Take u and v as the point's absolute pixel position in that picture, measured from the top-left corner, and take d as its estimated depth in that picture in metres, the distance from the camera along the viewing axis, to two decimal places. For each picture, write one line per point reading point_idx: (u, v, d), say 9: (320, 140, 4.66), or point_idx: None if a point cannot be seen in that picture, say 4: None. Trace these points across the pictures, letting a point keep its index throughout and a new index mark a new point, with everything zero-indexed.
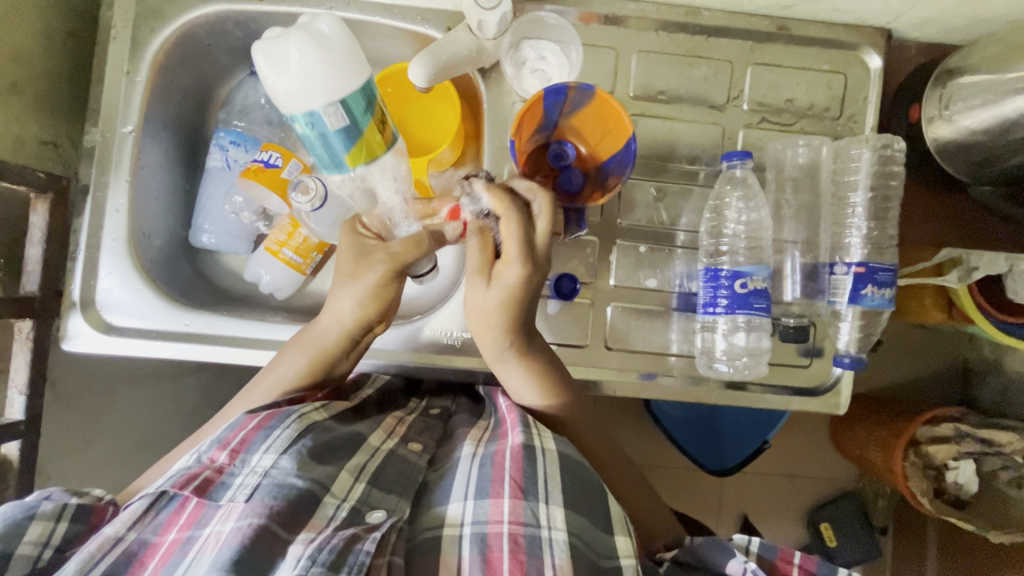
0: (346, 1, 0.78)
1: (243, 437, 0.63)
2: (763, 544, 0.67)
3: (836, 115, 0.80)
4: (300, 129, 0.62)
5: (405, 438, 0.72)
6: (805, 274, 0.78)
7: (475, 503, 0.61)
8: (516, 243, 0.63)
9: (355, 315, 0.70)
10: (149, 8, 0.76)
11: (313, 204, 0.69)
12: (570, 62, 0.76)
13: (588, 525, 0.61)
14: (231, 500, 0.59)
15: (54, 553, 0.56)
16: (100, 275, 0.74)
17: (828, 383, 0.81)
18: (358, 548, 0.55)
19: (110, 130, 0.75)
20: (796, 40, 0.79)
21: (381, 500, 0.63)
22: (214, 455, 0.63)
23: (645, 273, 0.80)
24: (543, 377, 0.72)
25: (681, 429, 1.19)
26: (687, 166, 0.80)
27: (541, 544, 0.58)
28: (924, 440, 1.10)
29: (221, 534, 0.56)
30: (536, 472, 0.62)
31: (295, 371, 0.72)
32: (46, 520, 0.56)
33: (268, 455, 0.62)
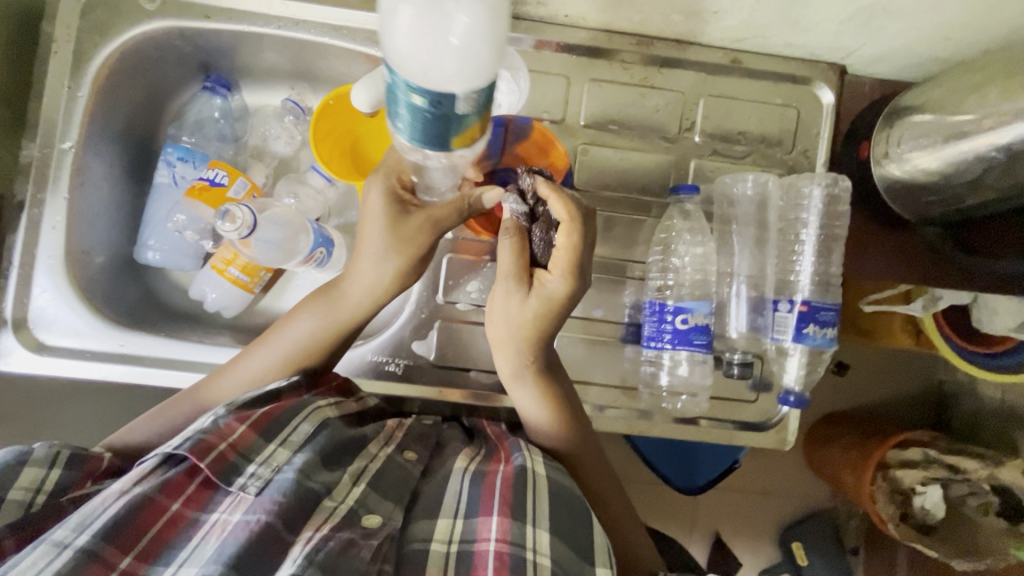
0: (295, 21, 0.77)
1: (267, 413, 0.60)
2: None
3: (788, 149, 0.79)
4: (417, 103, 0.47)
5: (400, 446, 0.68)
6: (751, 305, 0.77)
7: (465, 522, 0.58)
8: (567, 254, 0.61)
9: (391, 280, 0.68)
10: (92, 23, 0.75)
11: (240, 232, 0.69)
12: (519, 90, 0.75)
13: (570, 554, 0.56)
14: (240, 489, 0.55)
15: (48, 499, 0.52)
16: (34, 292, 0.73)
17: (775, 418, 0.81)
18: (356, 556, 0.51)
19: (48, 145, 0.74)
20: (749, 72, 0.79)
21: (378, 505, 0.59)
22: (230, 425, 0.58)
23: (592, 303, 0.79)
24: (559, 405, 0.69)
25: (650, 447, 1.18)
26: (638, 197, 0.79)
27: (526, 565, 0.54)
28: (893, 464, 1.09)
29: (228, 524, 0.52)
30: (525, 495, 0.59)
31: (313, 339, 0.69)
32: (39, 467, 0.53)
33: (283, 450, 0.58)
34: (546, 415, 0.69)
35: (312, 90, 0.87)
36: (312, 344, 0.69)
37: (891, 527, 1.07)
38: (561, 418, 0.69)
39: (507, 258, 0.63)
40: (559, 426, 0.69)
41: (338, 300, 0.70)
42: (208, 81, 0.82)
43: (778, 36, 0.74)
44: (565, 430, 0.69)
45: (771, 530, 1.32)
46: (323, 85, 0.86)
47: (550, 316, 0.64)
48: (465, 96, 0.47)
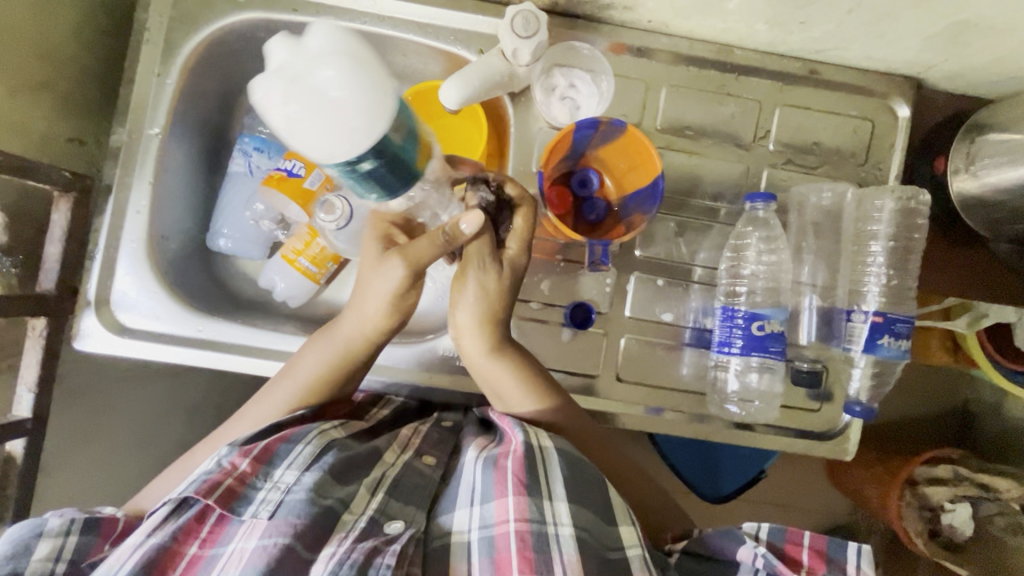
0: (379, 17, 0.78)
1: (266, 446, 0.63)
2: (772, 530, 0.64)
3: (861, 161, 0.80)
4: (366, 170, 0.47)
5: (418, 451, 0.70)
6: (820, 318, 0.77)
7: (481, 508, 0.61)
8: (483, 236, 0.63)
9: (385, 323, 0.69)
10: (183, 12, 0.76)
11: (340, 222, 0.70)
12: (600, 93, 0.77)
13: (596, 518, 0.61)
14: (253, 516, 0.59)
15: (67, 566, 0.56)
16: (116, 276, 0.73)
17: (837, 428, 0.81)
18: (378, 563, 0.55)
19: (136, 131, 0.75)
20: (825, 84, 0.79)
21: (399, 510, 0.63)
22: (235, 461, 0.62)
23: (661, 306, 0.80)
24: (536, 374, 0.72)
25: (678, 455, 1.17)
26: (708, 203, 0.80)
27: (548, 540, 0.58)
28: (921, 480, 1.09)
29: (244, 553, 0.56)
30: (537, 474, 0.62)
31: (318, 372, 0.71)
32: (54, 537, 0.56)
33: (291, 472, 0.62)
34: (530, 398, 0.71)
35: None
36: (315, 378, 0.71)
37: (919, 543, 1.07)
38: (539, 389, 0.71)
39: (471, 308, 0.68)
40: (541, 398, 0.71)
41: (338, 340, 0.71)
42: None
43: (859, 49, 0.74)
44: (547, 405, 0.71)
45: None
46: None
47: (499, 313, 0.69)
48: (394, 127, 0.47)
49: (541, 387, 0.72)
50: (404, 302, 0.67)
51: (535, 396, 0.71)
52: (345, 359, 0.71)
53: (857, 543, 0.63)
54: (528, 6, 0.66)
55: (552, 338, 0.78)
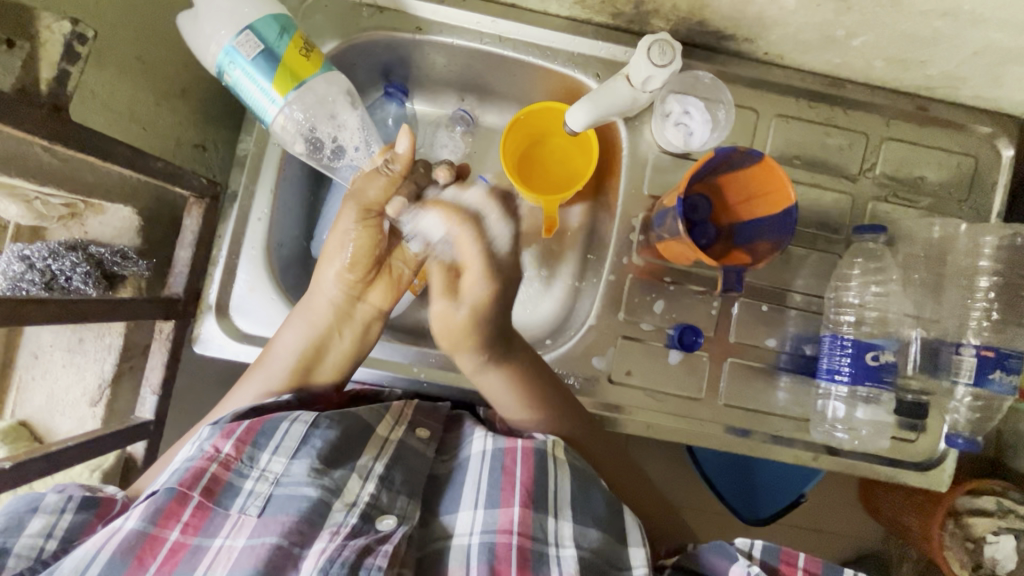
0: (500, 37, 0.80)
1: (250, 428, 0.60)
2: (766, 547, 0.62)
3: (964, 197, 0.81)
4: (228, 79, 0.65)
5: (412, 424, 0.69)
6: (925, 350, 0.78)
7: (485, 513, 0.60)
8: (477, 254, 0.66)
9: (344, 285, 0.70)
10: (312, 26, 0.78)
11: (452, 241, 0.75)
12: (715, 120, 0.78)
13: (603, 537, 0.60)
14: (241, 511, 0.57)
15: (58, 544, 0.55)
16: (236, 281, 0.74)
17: (934, 459, 0.81)
18: (370, 563, 0.54)
19: (263, 140, 0.76)
20: (932, 120, 0.81)
21: (390, 505, 0.60)
22: (217, 444, 0.60)
23: (764, 332, 0.81)
24: (540, 390, 0.71)
25: (718, 473, 1.14)
26: (810, 230, 0.81)
27: (549, 558, 0.58)
28: (964, 511, 1.07)
29: (233, 550, 0.55)
30: (546, 482, 0.62)
31: (293, 349, 0.69)
32: (48, 514, 0.56)
33: (278, 459, 0.59)
34: (514, 403, 0.71)
35: (479, 101, 0.91)
36: (290, 354, 0.69)
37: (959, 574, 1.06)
38: (535, 399, 0.71)
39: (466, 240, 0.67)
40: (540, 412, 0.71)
41: (307, 315, 0.70)
42: (389, 87, 0.87)
43: (972, 88, 0.76)
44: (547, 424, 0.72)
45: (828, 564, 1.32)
46: (494, 98, 0.90)
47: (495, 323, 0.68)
48: (241, 42, 0.63)
49: (540, 402, 0.71)
50: (368, 242, 0.69)
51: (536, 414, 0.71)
52: (315, 330, 0.69)
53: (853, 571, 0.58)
54: (664, 36, 0.68)
55: (659, 360, 0.79)
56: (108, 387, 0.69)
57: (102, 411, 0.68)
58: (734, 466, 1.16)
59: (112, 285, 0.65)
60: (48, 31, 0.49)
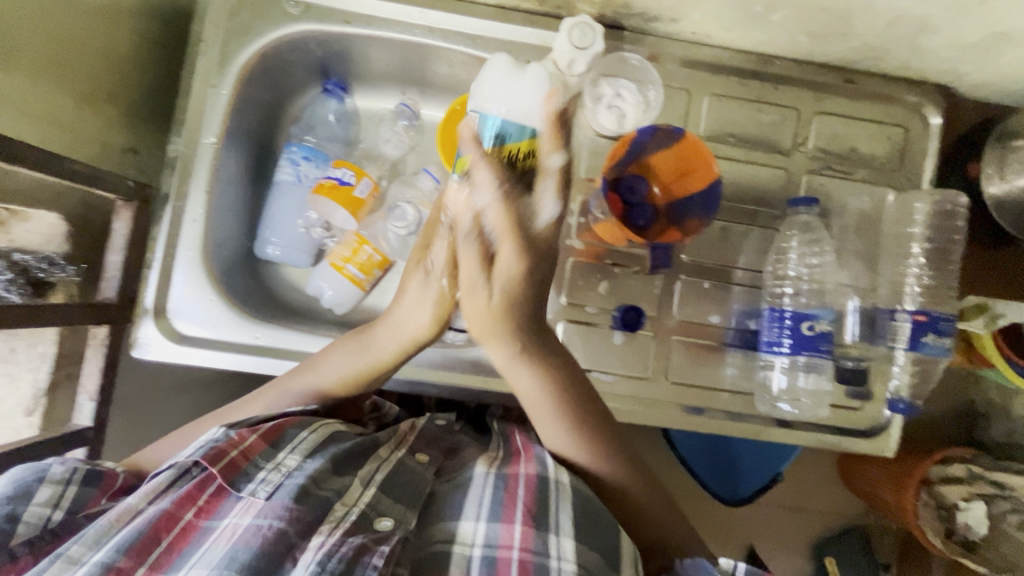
0: (430, 28, 0.80)
1: (275, 429, 0.65)
2: (750, 568, 0.58)
3: (896, 166, 0.82)
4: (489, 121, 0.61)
5: (412, 449, 0.71)
6: (863, 318, 0.79)
7: (487, 525, 0.60)
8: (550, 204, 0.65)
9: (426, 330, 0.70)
10: (239, 24, 0.77)
11: (409, 229, 0.80)
12: (646, 101, 0.78)
13: (600, 560, 0.57)
14: (252, 494, 0.58)
15: (65, 515, 0.55)
16: (173, 284, 0.74)
17: (879, 425, 0.82)
18: (367, 561, 0.53)
19: (193, 141, 0.76)
20: (860, 92, 0.82)
21: (390, 508, 0.61)
22: (242, 435, 0.62)
23: (707, 309, 0.82)
24: (586, 424, 0.70)
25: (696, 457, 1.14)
26: (750, 207, 0.82)
27: (549, 573, 0.55)
28: (936, 480, 1.09)
29: (238, 528, 0.55)
30: (547, 501, 0.61)
31: (342, 372, 0.72)
32: (55, 485, 0.56)
33: (293, 457, 0.62)
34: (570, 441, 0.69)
35: (421, 94, 0.91)
36: (338, 381, 0.72)
37: (935, 540, 1.08)
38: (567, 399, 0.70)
39: (500, 220, 0.63)
40: (574, 428, 0.70)
41: (361, 345, 0.72)
42: (327, 84, 0.85)
43: (894, 58, 0.77)
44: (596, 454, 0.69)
45: (808, 540, 1.32)
46: (435, 91, 0.90)
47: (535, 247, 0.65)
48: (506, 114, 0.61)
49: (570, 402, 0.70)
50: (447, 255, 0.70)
51: (578, 442, 0.69)
52: (371, 369, 0.72)
53: None
54: (584, 18, 0.68)
55: (603, 342, 0.80)
56: (44, 397, 0.67)
57: (36, 420, 0.66)
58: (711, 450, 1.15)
59: (40, 291, 0.64)
60: None
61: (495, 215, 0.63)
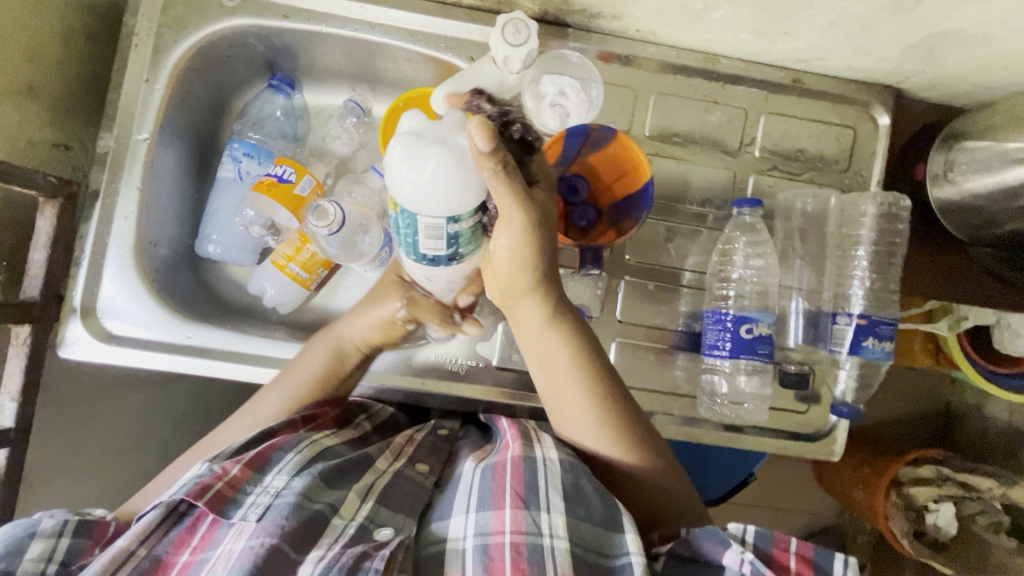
0: (371, 23, 0.79)
1: (260, 454, 0.63)
2: (758, 533, 0.59)
3: (844, 168, 0.82)
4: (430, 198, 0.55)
5: (412, 459, 0.69)
6: (806, 320, 0.80)
7: (477, 515, 0.59)
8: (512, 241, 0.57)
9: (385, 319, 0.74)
10: (172, 17, 0.76)
11: (331, 228, 0.72)
12: (589, 100, 0.77)
13: (592, 532, 0.59)
14: (242, 519, 0.57)
15: (59, 569, 0.54)
16: (103, 283, 0.73)
17: (825, 429, 0.82)
18: (367, 567, 0.53)
19: (125, 136, 0.74)
20: (808, 93, 0.81)
21: (389, 518, 0.61)
22: (226, 467, 0.61)
23: (652, 311, 0.81)
24: (604, 394, 0.66)
25: None
26: (697, 208, 0.81)
27: (542, 552, 0.56)
28: (906, 481, 1.07)
29: (233, 553, 0.54)
30: (536, 482, 0.61)
31: (316, 369, 0.73)
32: (47, 538, 0.55)
33: (280, 477, 0.61)
34: (595, 429, 0.67)
35: (370, 91, 0.89)
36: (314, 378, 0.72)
37: (905, 542, 1.04)
38: (585, 374, 0.65)
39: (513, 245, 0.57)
40: (598, 406, 0.66)
41: (329, 345, 0.74)
42: (273, 79, 0.84)
43: (840, 59, 0.76)
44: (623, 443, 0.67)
45: None
46: (383, 87, 0.88)
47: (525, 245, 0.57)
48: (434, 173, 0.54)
49: (592, 373, 0.65)
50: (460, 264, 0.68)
51: (599, 409, 0.66)
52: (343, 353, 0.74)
53: (848, 556, 0.56)
54: (518, 14, 0.67)
55: None
56: None
57: None
58: (681, 450, 1.14)
59: None
60: None
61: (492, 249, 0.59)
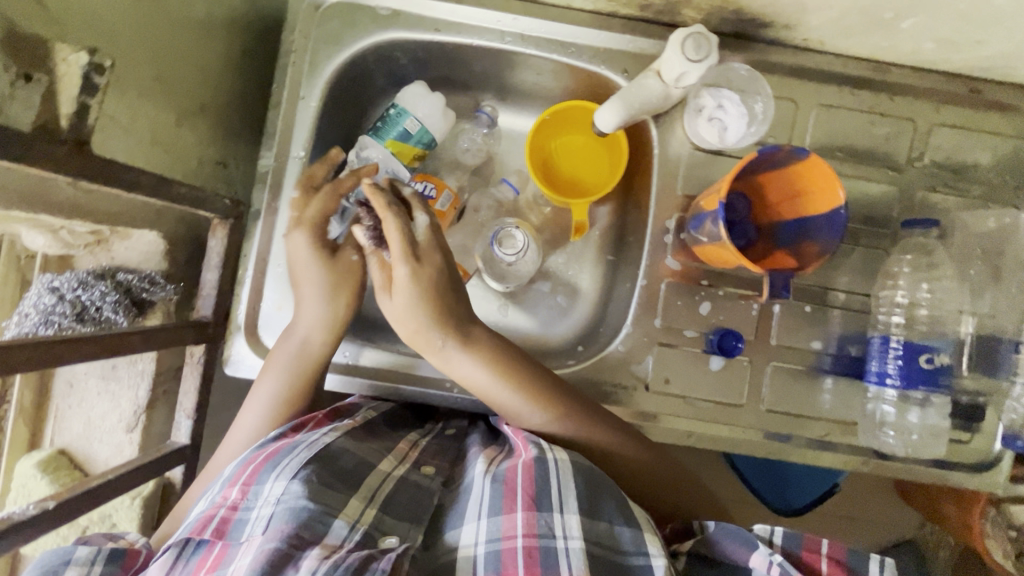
0: (524, 35, 0.76)
1: (251, 469, 0.57)
2: (787, 535, 0.59)
3: (1020, 184, 0.76)
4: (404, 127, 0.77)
5: (417, 462, 0.65)
6: (980, 348, 0.74)
7: (489, 522, 0.55)
8: (398, 236, 0.67)
9: (327, 323, 0.69)
10: (328, 33, 0.75)
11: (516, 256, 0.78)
12: (752, 115, 0.74)
13: (608, 529, 0.56)
14: (249, 536, 0.52)
15: None
16: (264, 301, 0.72)
17: (989, 459, 0.76)
18: (374, 568, 0.49)
19: (283, 154, 0.74)
20: (984, 103, 0.76)
21: (393, 526, 0.56)
22: (225, 493, 0.56)
23: (810, 334, 0.77)
24: (533, 385, 0.68)
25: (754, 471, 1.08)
26: (858, 226, 0.77)
27: (558, 556, 0.53)
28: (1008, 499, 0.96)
29: (240, 571, 0.48)
30: (549, 485, 0.57)
31: (275, 394, 0.67)
32: (80, 567, 0.50)
33: (278, 480, 0.55)
34: (535, 412, 0.67)
35: (502, 102, 0.87)
36: (278, 401, 0.67)
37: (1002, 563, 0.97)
38: (507, 365, 0.68)
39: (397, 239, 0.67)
40: (541, 402, 0.67)
41: (294, 348, 0.68)
42: None
43: None
44: (592, 428, 0.68)
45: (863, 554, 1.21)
46: (520, 98, 0.86)
47: (424, 265, 0.68)
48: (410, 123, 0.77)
49: (513, 373, 0.68)
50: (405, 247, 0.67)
51: (540, 403, 0.67)
52: (302, 368, 0.68)
53: (881, 559, 0.56)
54: (699, 28, 0.64)
55: (698, 367, 0.76)
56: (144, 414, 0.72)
57: (138, 439, 0.71)
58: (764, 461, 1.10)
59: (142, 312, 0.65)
60: (66, 64, 0.50)
61: (395, 242, 0.67)
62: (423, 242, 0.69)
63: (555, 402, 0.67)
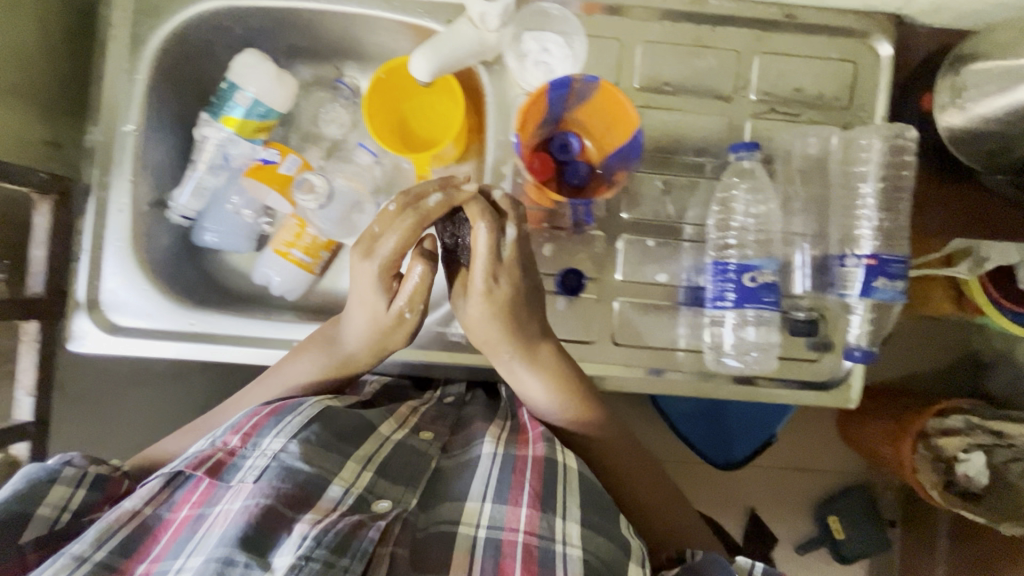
0: None
1: (255, 422, 0.61)
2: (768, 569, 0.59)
3: (846, 104, 0.78)
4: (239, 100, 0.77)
5: (415, 428, 0.69)
6: (814, 267, 0.77)
7: (493, 506, 0.58)
8: (509, 253, 0.65)
9: (367, 339, 0.69)
10: (147, 6, 0.76)
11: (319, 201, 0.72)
12: (574, 54, 0.75)
13: (607, 543, 0.56)
14: (241, 482, 0.57)
15: (71, 518, 0.57)
16: (104, 276, 0.74)
17: (839, 375, 0.79)
18: (362, 535, 0.53)
19: (111, 129, 0.75)
20: (803, 28, 0.78)
21: (386, 489, 0.60)
22: (226, 438, 0.61)
23: (654, 267, 0.78)
24: (580, 391, 0.70)
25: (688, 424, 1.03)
26: (693, 158, 0.78)
27: (555, 558, 0.54)
28: (933, 432, 0.96)
29: (230, 514, 0.54)
30: (555, 484, 0.59)
31: (303, 381, 0.70)
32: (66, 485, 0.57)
33: (278, 439, 0.59)
34: (557, 412, 0.70)
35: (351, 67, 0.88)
36: (308, 379, 0.70)
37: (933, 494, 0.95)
38: (567, 384, 0.69)
39: (482, 268, 0.64)
40: (579, 407, 0.70)
41: (340, 355, 0.71)
42: None
43: None
44: (604, 434, 0.70)
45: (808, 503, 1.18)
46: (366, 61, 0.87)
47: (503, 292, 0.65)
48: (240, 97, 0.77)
49: (572, 388, 0.69)
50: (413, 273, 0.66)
51: (569, 409, 0.69)
52: (339, 369, 0.71)
53: None
54: None
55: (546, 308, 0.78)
56: None
57: None
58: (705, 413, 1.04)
59: None
60: None
61: (479, 259, 0.64)
62: (506, 260, 0.65)
63: (586, 409, 0.70)
